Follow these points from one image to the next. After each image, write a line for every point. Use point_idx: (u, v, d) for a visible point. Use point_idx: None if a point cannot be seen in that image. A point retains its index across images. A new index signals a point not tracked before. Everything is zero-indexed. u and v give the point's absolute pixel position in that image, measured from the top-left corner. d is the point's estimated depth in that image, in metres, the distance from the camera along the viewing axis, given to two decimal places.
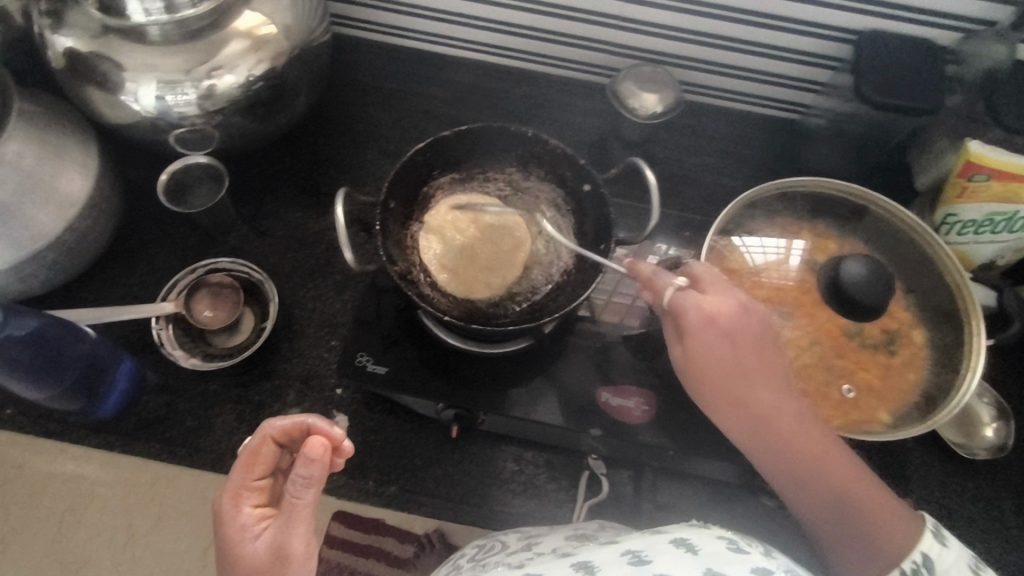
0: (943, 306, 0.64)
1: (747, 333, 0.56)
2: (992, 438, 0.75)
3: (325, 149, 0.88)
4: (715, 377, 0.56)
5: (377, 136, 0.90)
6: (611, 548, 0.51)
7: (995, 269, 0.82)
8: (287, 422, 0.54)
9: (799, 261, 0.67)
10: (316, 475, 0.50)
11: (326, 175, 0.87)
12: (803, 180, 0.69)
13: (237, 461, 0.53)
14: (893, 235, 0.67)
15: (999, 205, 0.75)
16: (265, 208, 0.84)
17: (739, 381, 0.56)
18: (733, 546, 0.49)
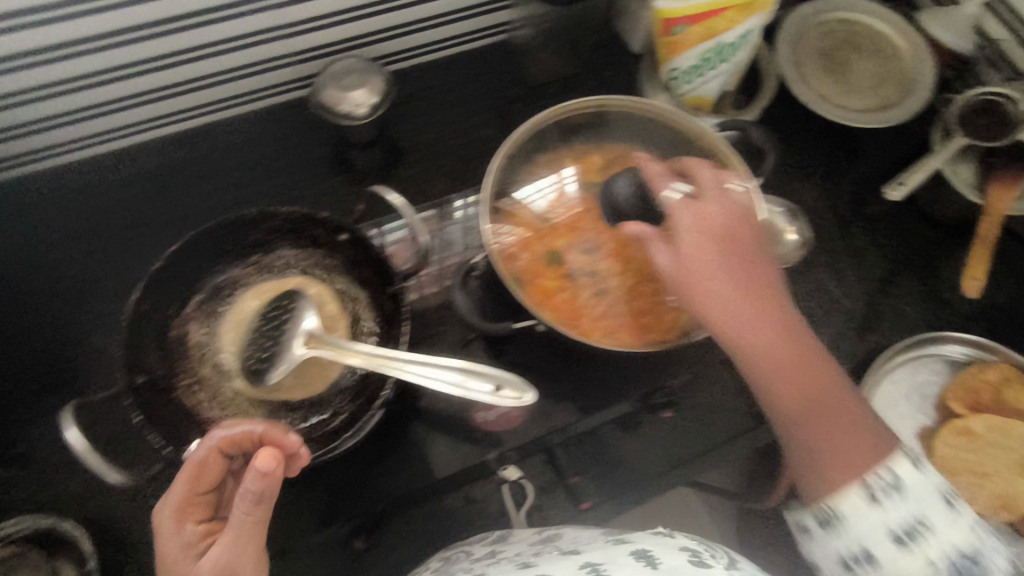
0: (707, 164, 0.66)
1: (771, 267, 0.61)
2: (796, 239, 0.81)
3: (40, 329, 0.72)
4: (719, 287, 0.56)
5: (92, 280, 0.75)
6: (571, 561, 0.54)
7: (729, 97, 0.87)
8: (234, 430, 0.48)
9: (576, 190, 0.66)
10: (268, 491, 0.44)
11: (59, 357, 0.71)
12: (545, 110, 0.65)
13: (179, 472, 0.46)
14: (640, 121, 0.68)
15: (706, 45, 0.77)
16: (9, 438, 0.67)
17: (755, 281, 0.57)
18: (696, 558, 0.54)
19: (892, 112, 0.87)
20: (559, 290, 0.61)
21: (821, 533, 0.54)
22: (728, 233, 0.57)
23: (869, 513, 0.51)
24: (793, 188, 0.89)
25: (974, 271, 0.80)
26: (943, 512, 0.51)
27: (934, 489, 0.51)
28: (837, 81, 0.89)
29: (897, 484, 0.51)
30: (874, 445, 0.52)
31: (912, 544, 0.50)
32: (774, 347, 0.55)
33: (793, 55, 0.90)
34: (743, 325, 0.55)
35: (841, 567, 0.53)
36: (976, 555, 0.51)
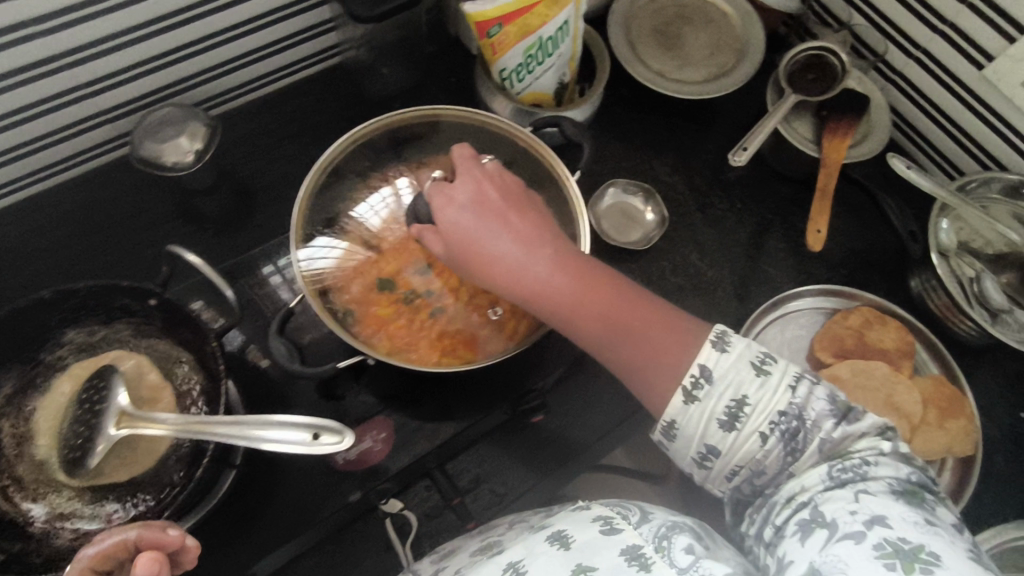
0: (532, 168, 0.66)
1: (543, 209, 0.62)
2: (651, 219, 0.86)
3: None
4: (500, 243, 0.57)
5: None
6: (496, 563, 0.55)
7: (568, 87, 0.86)
8: (102, 545, 0.45)
9: (403, 212, 0.65)
10: None
11: None
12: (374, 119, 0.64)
13: None
14: (468, 129, 0.67)
15: (527, 42, 0.77)
16: None
17: (520, 224, 0.58)
18: (606, 527, 0.53)
19: (728, 78, 0.89)
20: (393, 317, 0.60)
21: (670, 444, 0.55)
22: (502, 198, 0.59)
23: (690, 409, 0.53)
24: (647, 168, 0.90)
25: (817, 224, 0.82)
26: (754, 380, 0.52)
27: (736, 357, 0.52)
28: (673, 57, 0.91)
29: (702, 372, 0.52)
30: (677, 338, 0.55)
31: (738, 421, 0.51)
32: (565, 285, 0.57)
33: (627, 38, 0.90)
34: (540, 279, 0.57)
35: (699, 468, 0.55)
36: (806, 410, 0.51)
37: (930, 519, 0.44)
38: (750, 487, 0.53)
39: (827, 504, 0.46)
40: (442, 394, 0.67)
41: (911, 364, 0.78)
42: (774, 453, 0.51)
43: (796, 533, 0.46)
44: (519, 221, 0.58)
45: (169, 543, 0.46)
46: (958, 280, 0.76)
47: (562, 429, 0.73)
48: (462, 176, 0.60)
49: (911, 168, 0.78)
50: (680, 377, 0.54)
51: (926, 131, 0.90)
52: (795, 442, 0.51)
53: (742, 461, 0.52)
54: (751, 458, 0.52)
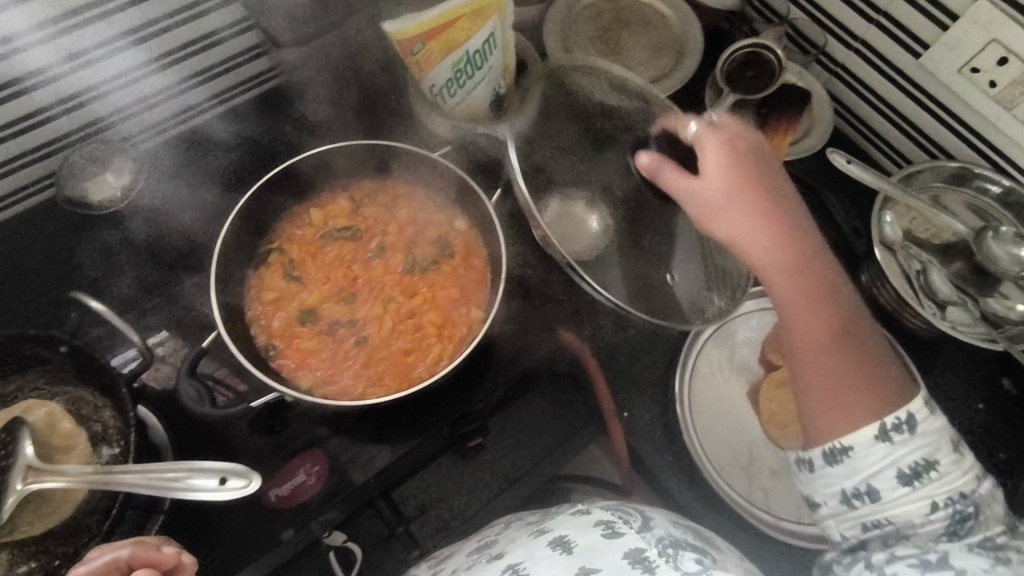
0: (447, 182, 0.63)
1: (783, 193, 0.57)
2: None
3: None
4: (757, 225, 0.55)
5: None
6: (497, 565, 0.55)
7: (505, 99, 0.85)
8: (100, 560, 0.46)
9: (327, 241, 0.64)
10: None
11: None
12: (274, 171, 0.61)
13: None
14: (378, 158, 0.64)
15: (454, 57, 0.75)
16: None
17: (738, 209, 0.55)
18: (608, 531, 0.54)
19: (668, 81, 0.88)
20: (316, 349, 0.59)
21: (825, 472, 0.52)
22: (752, 175, 0.56)
23: (878, 445, 0.50)
24: None
25: None
26: (950, 454, 0.50)
27: (939, 423, 0.50)
28: (613, 62, 0.89)
29: (905, 416, 0.50)
30: (874, 395, 0.51)
31: (918, 478, 0.49)
32: (783, 256, 0.54)
33: (564, 45, 0.89)
34: (752, 235, 0.55)
35: (839, 503, 0.52)
36: (977, 497, 0.50)
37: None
38: (880, 544, 0.50)
39: (958, 558, 0.48)
40: (376, 419, 0.66)
41: None
42: (929, 522, 0.49)
43: (914, 564, 0.48)
44: (772, 204, 0.55)
45: (163, 560, 0.47)
46: (903, 275, 0.75)
47: (508, 448, 0.73)
48: (724, 126, 0.58)
49: (851, 162, 0.76)
50: (877, 416, 0.50)
51: (873, 122, 0.89)
52: (958, 525, 0.49)
53: (895, 518, 0.50)
54: (907, 521, 0.49)
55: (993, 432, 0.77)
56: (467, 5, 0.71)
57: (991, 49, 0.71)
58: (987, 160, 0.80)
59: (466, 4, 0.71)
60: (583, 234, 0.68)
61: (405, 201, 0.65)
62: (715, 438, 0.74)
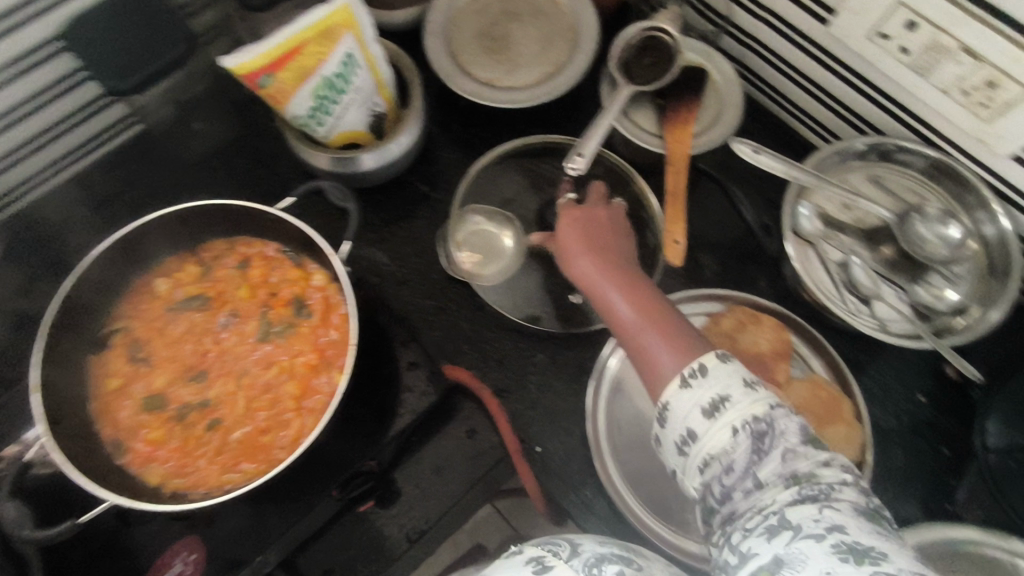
0: (294, 237, 0.58)
1: (627, 246, 0.65)
2: (511, 243, 0.79)
3: None
4: (588, 248, 0.62)
5: None
6: None
7: (385, 117, 0.78)
8: None
9: (173, 315, 0.59)
10: None
11: None
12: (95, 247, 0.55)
13: None
14: (218, 216, 0.58)
15: (311, 83, 0.68)
16: None
17: (589, 242, 0.63)
18: (538, 567, 0.47)
19: (563, 76, 0.80)
20: (167, 439, 0.55)
21: (659, 436, 0.51)
22: (599, 233, 0.65)
23: (682, 393, 0.49)
24: (491, 187, 0.82)
25: (674, 233, 0.74)
26: (743, 388, 0.48)
27: (734, 365, 0.49)
28: (502, 60, 0.81)
29: (698, 364, 0.49)
30: (676, 346, 0.52)
31: (720, 411, 0.47)
32: (606, 267, 0.60)
33: (448, 48, 0.81)
34: (582, 255, 0.62)
35: (677, 453, 0.49)
36: (777, 417, 0.47)
37: (883, 532, 0.41)
38: (719, 486, 0.47)
39: (792, 509, 0.43)
40: (257, 494, 0.62)
41: (788, 367, 0.71)
42: (738, 454, 0.46)
43: (761, 533, 0.43)
44: (615, 252, 0.62)
45: None
46: (822, 270, 0.71)
47: (414, 500, 0.69)
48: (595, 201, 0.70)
49: (759, 152, 0.70)
50: (676, 369, 0.50)
51: (794, 96, 0.80)
52: (760, 444, 0.46)
53: (712, 451, 0.47)
54: (722, 452, 0.46)
55: (936, 428, 0.71)
56: (306, 30, 0.63)
57: (899, 14, 0.61)
58: (913, 133, 0.71)
59: (305, 30, 0.63)
60: (499, 256, 0.78)
61: (257, 261, 0.60)
62: (639, 467, 0.70)
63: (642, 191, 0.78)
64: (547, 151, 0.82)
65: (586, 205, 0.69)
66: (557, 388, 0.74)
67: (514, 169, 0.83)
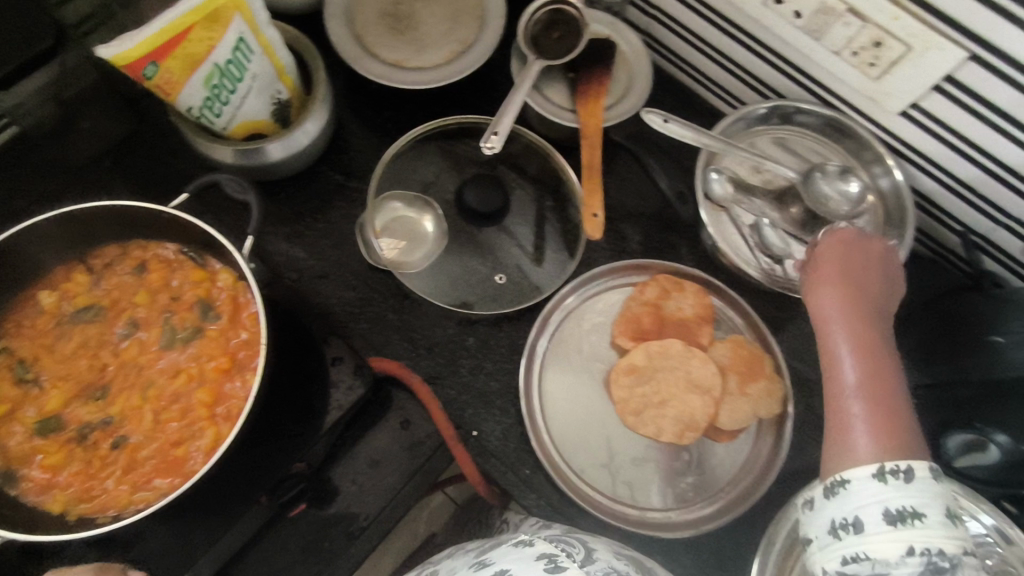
0: (192, 236, 0.54)
1: (881, 292, 0.62)
2: (431, 226, 0.78)
3: None
4: (861, 296, 0.60)
5: None
6: None
7: (289, 104, 0.74)
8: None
9: (62, 330, 0.55)
10: None
11: None
12: None
13: None
14: (102, 219, 0.54)
15: (201, 72, 0.63)
16: None
17: (850, 280, 0.61)
18: (551, 564, 0.49)
19: (472, 53, 0.78)
20: (66, 464, 0.51)
21: (817, 501, 0.50)
22: (855, 269, 0.62)
23: (872, 480, 0.47)
24: (408, 172, 0.80)
25: (591, 207, 0.75)
26: (948, 527, 0.45)
27: (945, 490, 0.46)
28: (408, 39, 0.79)
29: (905, 465, 0.47)
30: (898, 447, 0.49)
31: (903, 522, 0.45)
32: (867, 319, 0.58)
33: (351, 29, 0.78)
34: (850, 294, 0.60)
35: (828, 531, 0.48)
36: (963, 565, 0.44)
37: None
38: None
39: None
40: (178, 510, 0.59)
41: (711, 331, 0.73)
42: (903, 571, 0.44)
43: None
44: (866, 286, 0.61)
45: None
46: (736, 232, 0.74)
47: (352, 498, 0.67)
48: (846, 241, 0.64)
49: (668, 122, 0.71)
50: (876, 458, 0.49)
51: (700, 64, 0.81)
52: None
53: (873, 554, 0.45)
54: (883, 560, 0.45)
55: None
56: (189, 16, 0.58)
57: None
58: (810, 95, 0.74)
59: (187, 15, 0.58)
60: (421, 242, 0.77)
61: (154, 265, 0.56)
62: (575, 440, 0.71)
63: (559, 168, 0.80)
64: (464, 131, 0.81)
65: (858, 239, 0.64)
66: (490, 371, 0.73)
67: (429, 152, 0.81)
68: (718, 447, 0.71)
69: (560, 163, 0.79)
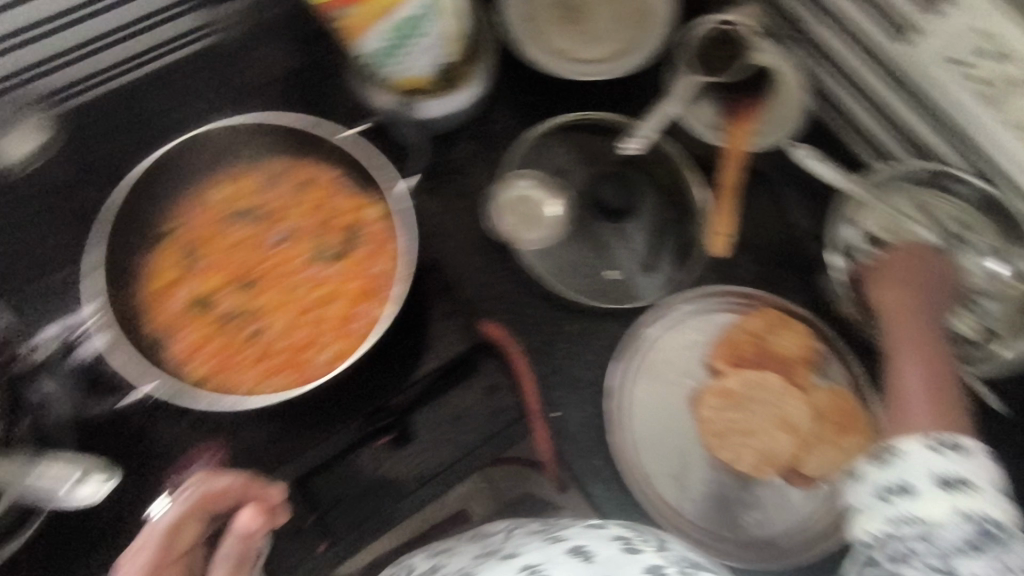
0: (358, 165, 0.59)
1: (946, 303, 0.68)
2: (558, 212, 0.79)
3: None
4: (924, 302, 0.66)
5: None
6: (510, 565, 0.55)
7: (451, 69, 0.78)
8: (218, 489, 0.53)
9: (229, 223, 0.60)
10: (244, 555, 0.53)
11: None
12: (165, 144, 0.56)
13: (152, 544, 0.50)
14: (286, 133, 0.59)
15: (386, 23, 0.68)
16: None
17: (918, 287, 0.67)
18: (626, 545, 0.54)
19: (633, 54, 0.80)
20: (206, 340, 0.56)
21: (864, 470, 0.53)
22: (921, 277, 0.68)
23: (923, 450, 0.51)
24: (544, 156, 0.82)
25: (722, 227, 0.77)
26: (988, 497, 0.49)
27: (988, 465, 0.50)
28: (577, 31, 0.82)
29: (955, 441, 0.52)
30: (945, 422, 0.56)
31: (952, 487, 0.49)
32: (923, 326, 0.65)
33: (523, 12, 0.82)
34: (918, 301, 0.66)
35: (874, 495, 0.52)
36: (1013, 536, 0.47)
37: None
38: (903, 543, 0.49)
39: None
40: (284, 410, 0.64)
41: (810, 374, 0.72)
42: (953, 532, 0.47)
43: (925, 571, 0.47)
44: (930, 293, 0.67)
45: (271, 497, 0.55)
46: (850, 288, 0.74)
47: (432, 446, 0.69)
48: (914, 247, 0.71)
49: (808, 157, 0.72)
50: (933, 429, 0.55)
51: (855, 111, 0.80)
52: (980, 542, 0.47)
53: (922, 515, 0.49)
54: (931, 520, 0.48)
55: None
56: None
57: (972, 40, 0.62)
58: (969, 166, 0.71)
59: None
60: (539, 224, 0.78)
61: (316, 183, 0.61)
62: (650, 449, 0.72)
63: (684, 182, 0.79)
64: (597, 127, 0.82)
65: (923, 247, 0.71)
66: (580, 360, 0.75)
67: (567, 140, 0.83)
68: (794, 490, 0.70)
69: (686, 176, 0.79)
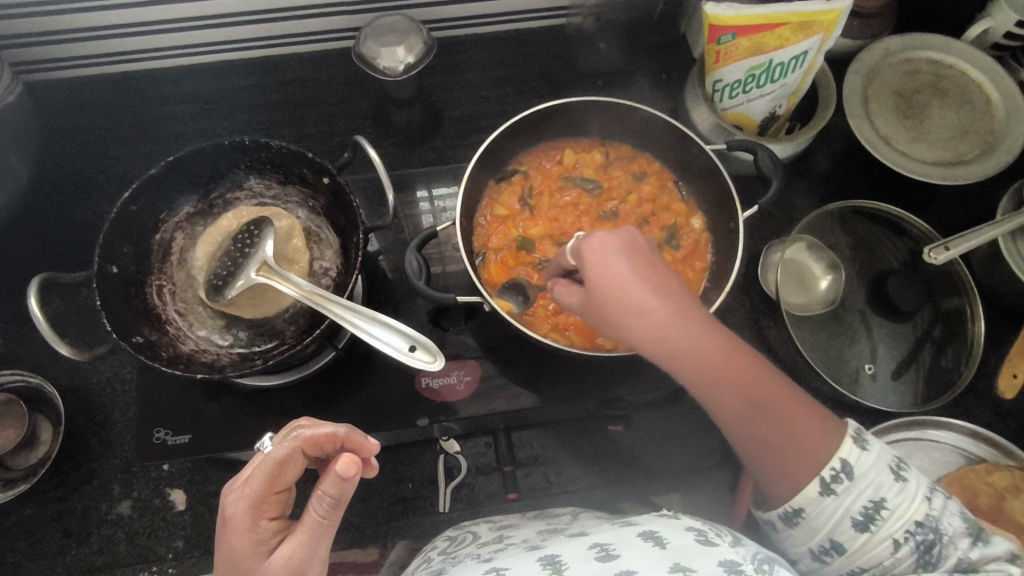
0: (706, 178, 0.62)
1: (721, 342, 0.50)
2: (827, 289, 0.79)
3: (51, 209, 0.78)
4: (721, 372, 0.50)
5: (118, 162, 0.80)
6: (580, 542, 0.52)
7: (778, 121, 0.80)
8: (316, 431, 0.49)
9: (566, 184, 0.66)
10: (343, 497, 0.47)
11: (70, 240, 0.76)
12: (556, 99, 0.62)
13: (260, 471, 0.47)
14: (652, 127, 0.64)
15: (756, 60, 0.70)
16: (13, 301, 0.74)
17: (705, 354, 0.50)
18: (700, 536, 0.49)
19: (964, 169, 0.78)
20: (515, 276, 0.62)
21: (780, 525, 0.53)
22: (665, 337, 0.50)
23: (822, 501, 0.49)
24: (830, 230, 0.82)
25: (1015, 368, 0.75)
26: (893, 485, 0.49)
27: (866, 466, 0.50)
28: (910, 127, 0.81)
29: (827, 542, 0.50)
30: (818, 424, 0.51)
31: (871, 525, 0.49)
32: (718, 363, 0.50)
33: (863, 91, 0.82)
34: (696, 349, 0.50)
35: (814, 559, 0.52)
36: (940, 517, 0.49)
37: None
38: None
39: None
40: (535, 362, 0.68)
41: None
42: (905, 566, 0.48)
43: None
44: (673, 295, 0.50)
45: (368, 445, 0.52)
46: None
47: (636, 448, 0.71)
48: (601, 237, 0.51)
49: None
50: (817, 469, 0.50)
51: None
52: (930, 556, 0.48)
53: (865, 565, 0.50)
54: (879, 565, 0.49)
55: None
56: (795, 15, 0.65)
57: None
58: None
59: (795, 14, 0.65)
60: (807, 293, 0.78)
61: (653, 178, 0.66)
62: None
63: (970, 313, 0.76)
64: (893, 225, 0.80)
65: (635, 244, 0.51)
66: None
67: (861, 223, 0.82)
68: None
69: (977, 311, 0.76)
